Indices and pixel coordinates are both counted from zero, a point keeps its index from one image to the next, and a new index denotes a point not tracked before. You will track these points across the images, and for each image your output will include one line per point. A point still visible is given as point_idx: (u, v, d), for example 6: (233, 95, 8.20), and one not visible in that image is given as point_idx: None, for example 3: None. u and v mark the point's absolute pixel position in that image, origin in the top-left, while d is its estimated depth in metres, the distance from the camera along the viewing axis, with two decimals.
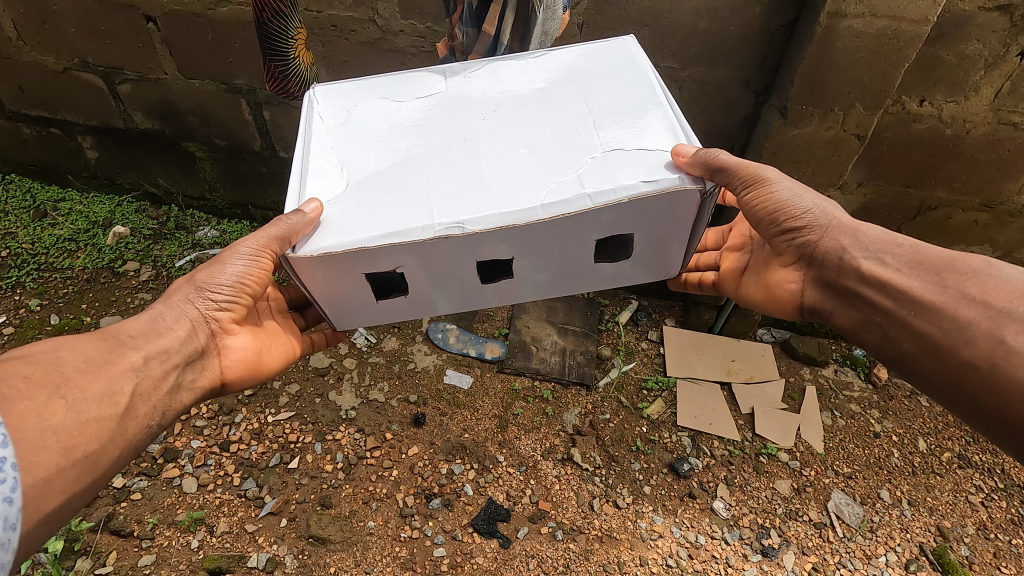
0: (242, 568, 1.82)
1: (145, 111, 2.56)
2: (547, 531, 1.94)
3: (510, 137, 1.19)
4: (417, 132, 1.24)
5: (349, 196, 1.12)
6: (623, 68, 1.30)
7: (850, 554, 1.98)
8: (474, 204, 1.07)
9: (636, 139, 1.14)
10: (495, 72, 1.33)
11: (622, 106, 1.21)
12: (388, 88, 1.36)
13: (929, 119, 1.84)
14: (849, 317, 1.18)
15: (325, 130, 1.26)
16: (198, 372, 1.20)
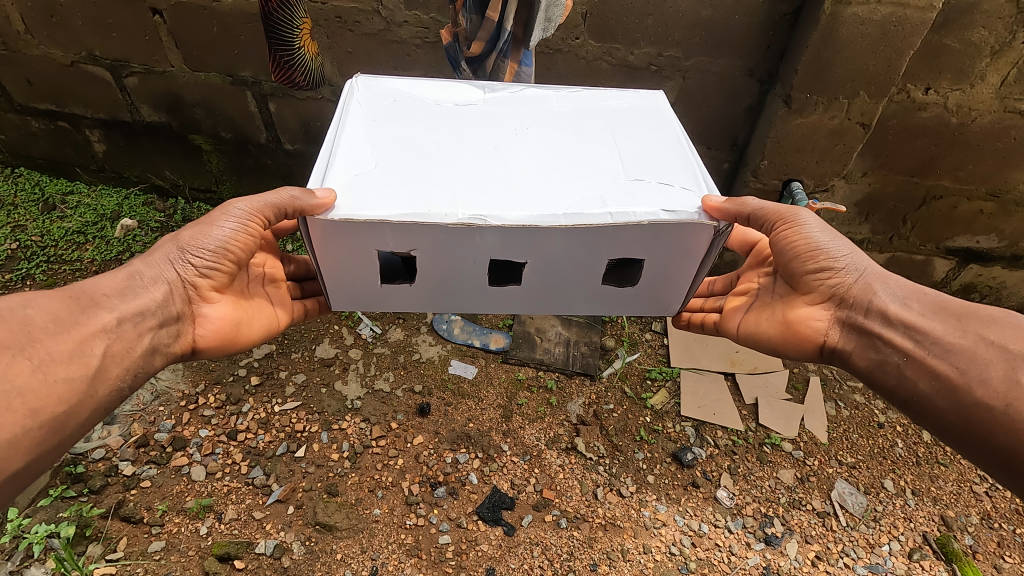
0: (250, 555, 1.84)
1: (153, 104, 2.58)
2: (551, 519, 1.96)
3: (538, 151, 1.21)
4: (448, 133, 1.25)
5: (375, 176, 1.12)
6: (650, 114, 1.34)
7: (853, 543, 1.98)
8: (497, 201, 1.08)
9: (659, 174, 1.15)
10: (529, 101, 1.38)
11: (647, 142, 1.24)
12: (427, 89, 1.38)
13: (935, 107, 1.83)
14: (868, 358, 1.16)
15: (359, 113, 1.27)
16: (173, 338, 1.21)
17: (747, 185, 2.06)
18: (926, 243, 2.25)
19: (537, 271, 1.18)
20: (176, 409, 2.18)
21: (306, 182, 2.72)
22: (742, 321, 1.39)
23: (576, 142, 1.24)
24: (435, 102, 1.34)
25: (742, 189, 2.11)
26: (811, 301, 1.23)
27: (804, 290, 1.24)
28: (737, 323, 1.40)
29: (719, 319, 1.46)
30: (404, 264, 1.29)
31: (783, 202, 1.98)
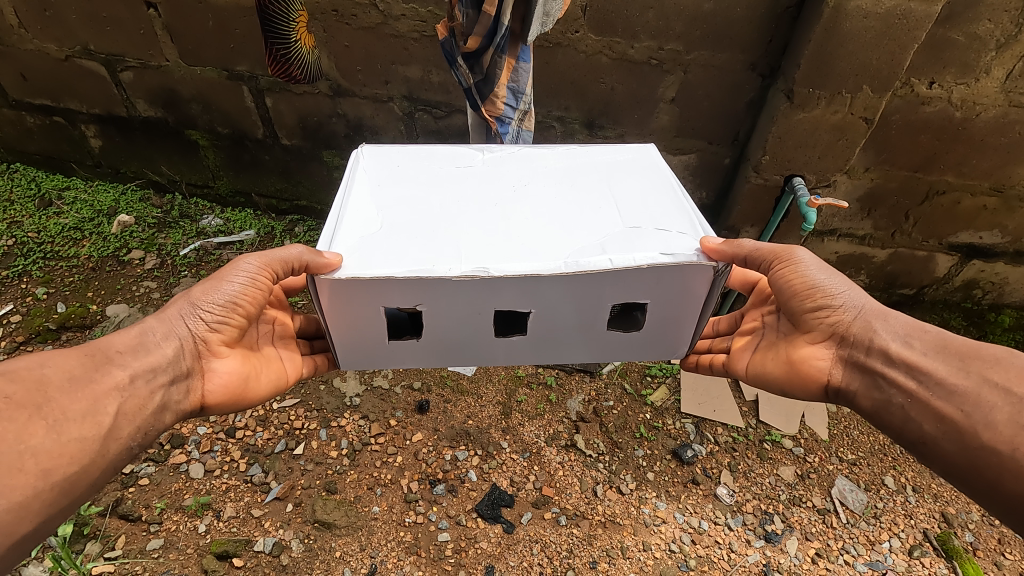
0: (249, 553, 1.83)
1: (148, 99, 2.55)
2: (550, 516, 1.96)
3: (541, 207, 1.20)
4: (451, 193, 1.25)
5: (380, 237, 1.11)
6: (644, 164, 1.34)
7: (853, 539, 1.97)
8: (503, 255, 1.06)
9: (657, 220, 1.14)
10: (528, 159, 1.37)
11: (644, 191, 1.23)
12: (427, 153, 1.39)
13: (939, 102, 1.81)
14: (873, 398, 1.14)
15: (364, 179, 1.27)
16: (183, 394, 1.19)
17: (748, 180, 2.04)
18: (929, 239, 2.23)
19: (543, 320, 1.16)
20: None
21: (304, 178, 2.70)
22: (750, 362, 1.37)
23: (575, 199, 1.23)
24: (436, 163, 1.34)
25: (744, 185, 2.08)
26: (813, 340, 1.23)
27: (804, 329, 1.23)
28: (744, 364, 1.38)
29: (725, 360, 1.44)
30: (410, 319, 1.29)
31: (786, 199, 1.93)
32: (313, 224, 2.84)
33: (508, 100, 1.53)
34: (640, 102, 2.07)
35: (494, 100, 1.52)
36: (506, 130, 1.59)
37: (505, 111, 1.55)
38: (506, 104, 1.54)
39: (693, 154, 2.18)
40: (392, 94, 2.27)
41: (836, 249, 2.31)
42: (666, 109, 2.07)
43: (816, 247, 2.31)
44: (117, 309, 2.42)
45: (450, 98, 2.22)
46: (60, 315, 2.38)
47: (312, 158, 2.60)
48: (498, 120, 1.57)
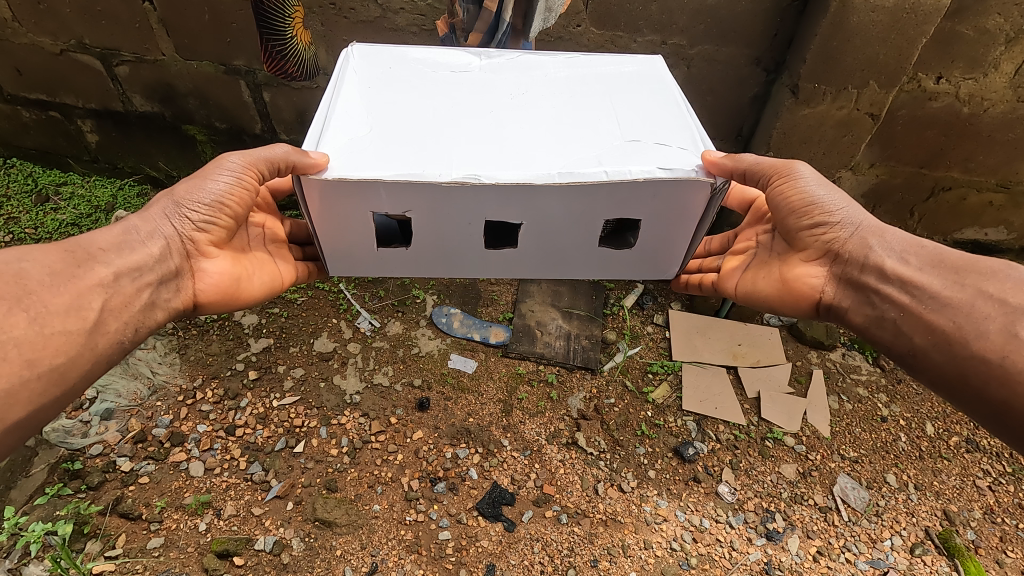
0: (250, 551, 1.83)
1: (145, 94, 2.52)
2: (552, 515, 1.95)
3: (537, 117, 1.17)
4: (445, 99, 1.20)
5: (370, 141, 1.08)
6: (649, 79, 1.29)
7: (855, 537, 1.97)
8: (495, 162, 1.05)
9: (656, 135, 1.11)
10: (527, 68, 1.31)
11: (645, 106, 1.20)
12: (421, 56, 1.32)
13: (946, 97, 1.78)
14: (865, 314, 1.13)
15: (355, 82, 1.22)
16: (173, 293, 1.18)
17: None
18: (933, 236, 2.21)
19: (531, 231, 1.16)
20: (174, 404, 2.16)
21: None
22: (739, 282, 1.37)
23: (572, 110, 1.19)
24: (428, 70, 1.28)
25: None
26: (808, 258, 1.21)
27: (799, 246, 1.21)
28: (734, 283, 1.38)
29: (716, 279, 1.44)
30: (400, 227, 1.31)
31: None
32: None
33: None
34: None
35: None
36: None
37: None
38: None
39: None
40: None
41: None
42: None
43: None
44: None
45: None
46: None
47: None
48: None
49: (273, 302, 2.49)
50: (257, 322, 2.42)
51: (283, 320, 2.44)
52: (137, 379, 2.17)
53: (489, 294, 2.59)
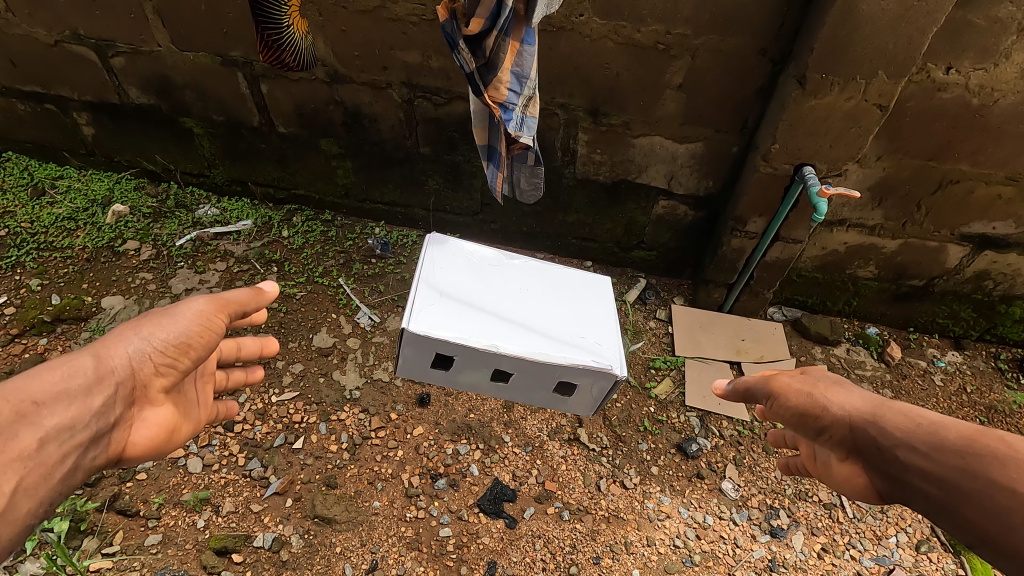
0: (249, 548, 1.81)
1: (141, 86, 2.49)
2: (554, 512, 1.93)
3: (540, 315, 1.49)
4: (493, 283, 1.55)
5: (444, 317, 1.40)
6: (592, 294, 1.60)
7: (860, 534, 1.95)
8: (514, 336, 1.41)
9: (597, 345, 1.44)
10: (526, 267, 1.63)
11: (589, 316, 1.53)
12: (468, 257, 1.59)
13: (955, 88, 1.75)
14: (890, 485, 0.95)
15: (429, 275, 1.51)
16: (100, 450, 1.08)
17: (757, 169, 1.98)
18: (940, 229, 2.18)
19: (517, 376, 1.47)
20: None
21: (301, 167, 2.66)
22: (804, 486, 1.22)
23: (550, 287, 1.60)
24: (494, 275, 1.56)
25: (752, 174, 2.03)
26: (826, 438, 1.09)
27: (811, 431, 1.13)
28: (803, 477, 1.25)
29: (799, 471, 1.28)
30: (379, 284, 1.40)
31: (796, 187, 1.94)
32: (311, 214, 2.81)
33: (513, 85, 1.48)
34: (646, 88, 2.01)
35: (497, 86, 1.47)
36: (509, 117, 1.53)
37: (509, 97, 1.50)
38: (510, 90, 1.49)
39: (700, 142, 2.13)
40: (390, 81, 2.21)
41: (845, 238, 2.28)
42: (673, 96, 2.01)
43: (825, 237, 2.30)
44: (113, 301, 2.38)
45: (450, 84, 2.17)
46: (55, 308, 2.33)
47: (309, 146, 2.55)
48: (502, 107, 1.51)
49: (272, 298, 2.46)
50: (256, 318, 2.39)
51: (282, 315, 2.41)
52: None
53: None
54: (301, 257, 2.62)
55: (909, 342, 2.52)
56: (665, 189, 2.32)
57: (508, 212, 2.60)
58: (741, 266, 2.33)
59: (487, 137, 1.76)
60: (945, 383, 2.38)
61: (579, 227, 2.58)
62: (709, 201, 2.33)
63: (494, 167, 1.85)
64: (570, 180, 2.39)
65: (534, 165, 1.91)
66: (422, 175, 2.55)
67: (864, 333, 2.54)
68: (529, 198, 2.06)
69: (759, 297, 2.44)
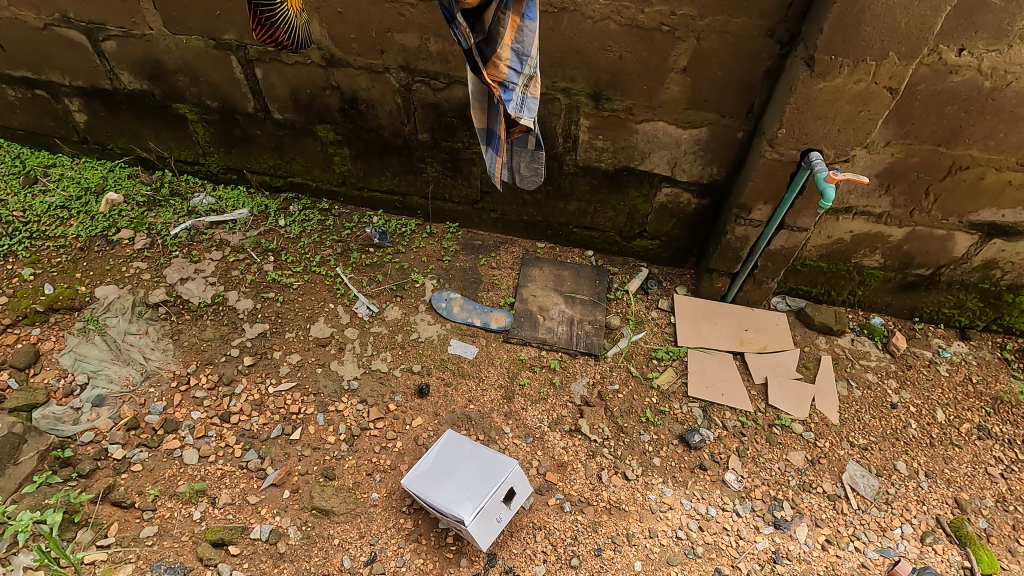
0: (245, 540, 1.78)
1: (133, 71, 2.44)
2: (555, 503, 1.91)
3: (468, 485, 1.70)
4: (461, 469, 1.76)
5: (417, 477, 1.74)
6: (495, 471, 1.72)
7: (864, 526, 1.92)
8: (442, 490, 1.69)
9: (473, 503, 1.63)
10: (480, 456, 1.79)
11: (485, 484, 1.69)
12: (459, 450, 1.83)
13: (968, 70, 1.71)
14: None
15: (430, 450, 1.83)
16: None
17: (762, 155, 1.94)
18: (948, 217, 2.14)
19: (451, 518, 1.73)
20: (168, 390, 2.10)
21: (298, 154, 2.62)
22: None
23: (481, 468, 1.75)
24: (454, 452, 1.82)
25: (758, 160, 1.98)
26: None
27: None
28: None
29: None
30: None
31: (801, 174, 1.90)
32: (308, 202, 2.78)
33: (513, 63, 1.48)
34: (649, 72, 1.96)
35: (497, 63, 1.46)
36: (509, 97, 1.51)
37: (509, 76, 1.49)
38: (509, 68, 1.48)
39: (704, 128, 2.08)
40: (387, 64, 2.16)
41: (851, 227, 2.25)
42: (677, 79, 1.96)
43: (831, 226, 2.26)
44: (107, 290, 2.35)
45: (449, 68, 2.12)
46: (48, 297, 2.30)
47: (306, 133, 2.51)
48: (501, 86, 1.50)
49: (268, 288, 2.43)
50: (252, 308, 2.35)
51: (278, 305, 2.37)
52: (129, 365, 2.13)
53: (490, 278, 2.54)
54: (298, 246, 2.59)
55: (914, 332, 2.49)
56: (668, 176, 2.28)
57: (508, 201, 2.56)
58: (744, 255, 2.29)
59: (486, 120, 1.72)
60: (951, 373, 2.35)
61: (580, 215, 2.54)
62: (712, 188, 2.28)
63: (492, 152, 1.80)
64: (571, 167, 2.35)
65: (535, 150, 1.88)
66: (421, 163, 2.50)
67: (869, 323, 2.51)
68: (529, 184, 2.03)
69: (763, 286, 2.40)
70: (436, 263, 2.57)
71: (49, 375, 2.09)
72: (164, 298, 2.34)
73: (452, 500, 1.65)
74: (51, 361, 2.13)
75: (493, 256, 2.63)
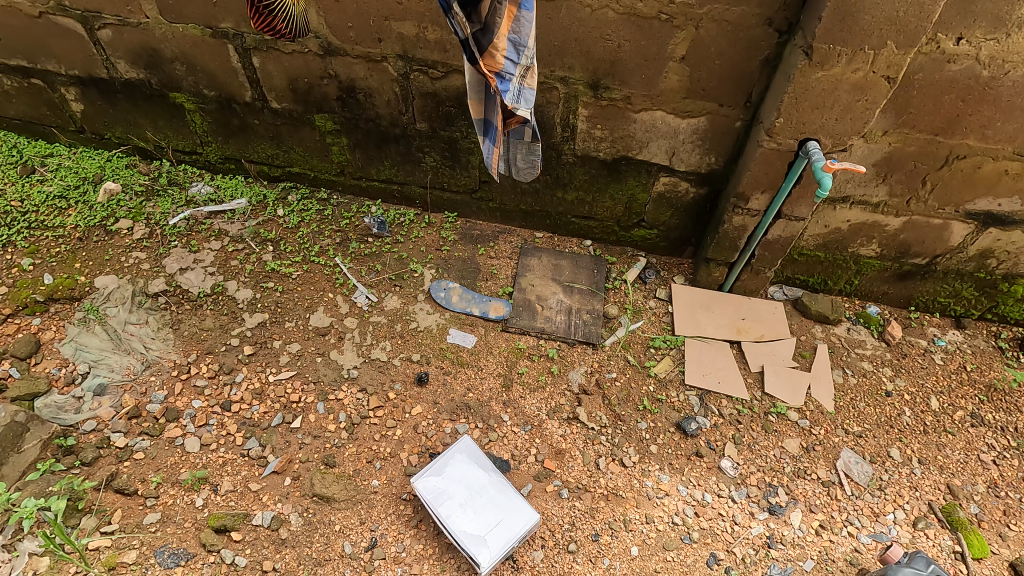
0: (248, 526, 1.80)
1: (129, 60, 2.43)
2: (553, 489, 1.94)
3: (483, 519, 1.75)
4: (478, 496, 1.80)
5: (434, 493, 1.78)
6: (513, 516, 1.76)
7: (858, 511, 1.95)
8: (458, 517, 1.74)
9: (486, 546, 1.70)
10: (498, 486, 1.83)
11: (501, 527, 1.74)
12: (477, 470, 1.86)
13: (966, 59, 1.71)
14: None
15: (449, 462, 1.86)
16: None
17: (760, 144, 1.94)
18: (945, 206, 2.15)
19: None
20: (168, 379, 2.12)
21: (295, 143, 2.61)
22: None
23: (499, 503, 1.79)
24: (476, 475, 1.84)
25: (756, 149, 1.99)
26: None
27: None
28: None
29: None
30: None
31: (800, 162, 1.90)
32: (306, 191, 2.78)
33: (509, 53, 1.48)
34: (648, 60, 1.96)
35: (494, 53, 1.47)
36: (506, 88, 1.52)
37: (506, 66, 1.50)
38: (506, 58, 1.48)
39: (702, 117, 2.08)
40: (385, 53, 2.15)
41: (848, 216, 2.26)
42: (676, 68, 1.96)
43: (828, 215, 2.27)
44: (106, 280, 2.35)
45: (447, 57, 2.11)
46: (48, 287, 2.30)
47: (304, 122, 2.50)
48: (498, 77, 1.51)
49: (268, 277, 2.43)
50: (251, 298, 2.36)
51: (277, 295, 2.38)
52: (130, 355, 2.15)
53: (489, 268, 2.55)
54: (297, 235, 2.59)
55: (909, 320, 2.51)
56: (666, 165, 2.28)
57: (506, 190, 2.56)
58: (742, 245, 2.30)
59: (483, 111, 1.72)
60: (945, 361, 2.37)
61: (579, 205, 2.54)
62: (710, 178, 2.29)
63: (489, 143, 1.81)
64: (570, 156, 2.35)
65: (531, 142, 1.89)
66: (419, 152, 2.50)
67: (865, 312, 2.52)
68: (525, 176, 2.04)
69: (760, 276, 2.41)
70: (434, 253, 2.58)
71: (51, 364, 2.10)
72: (164, 288, 2.34)
73: (467, 535, 1.71)
74: (52, 351, 2.14)
75: (492, 246, 2.64)
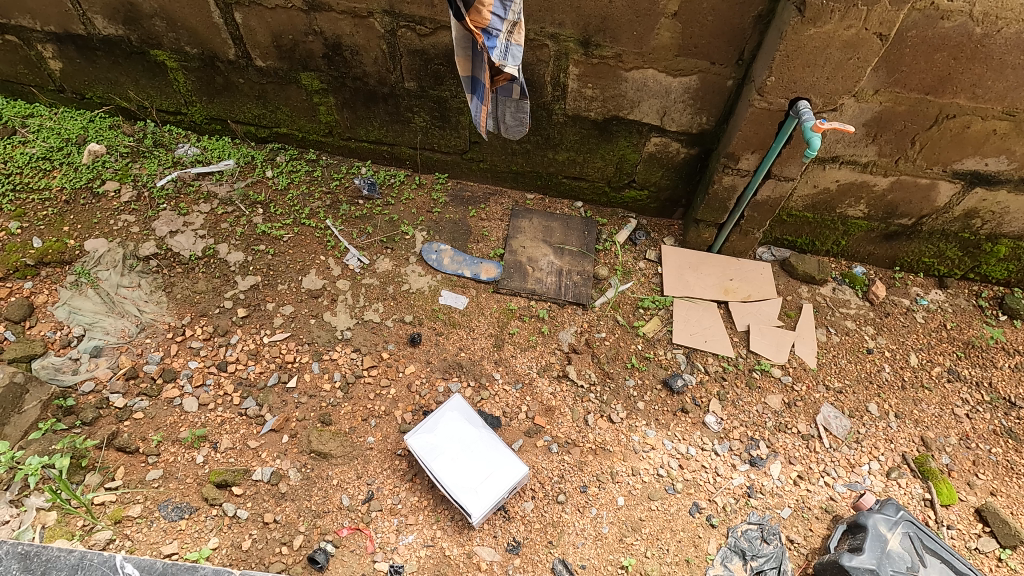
0: (248, 481, 1.86)
1: (106, 15, 2.35)
2: (543, 445, 2.01)
3: (475, 474, 1.81)
4: (470, 453, 1.86)
5: (427, 448, 1.84)
6: (504, 469, 1.83)
7: (835, 463, 2.04)
8: (451, 473, 1.81)
9: (477, 498, 1.76)
10: (488, 443, 1.88)
11: (492, 481, 1.80)
12: (467, 427, 1.91)
13: (959, 16, 1.69)
14: None
15: (441, 419, 1.91)
16: None
17: (751, 104, 1.93)
18: (933, 166, 2.15)
19: None
20: (164, 341, 2.14)
21: (282, 103, 2.57)
22: None
23: (489, 460, 1.85)
24: (467, 432, 1.90)
25: (746, 109, 1.98)
26: None
27: None
28: None
29: None
30: None
31: (789, 122, 1.89)
32: (294, 152, 2.75)
33: (496, 9, 1.47)
34: (640, 17, 1.92)
35: (479, 9, 1.47)
36: (493, 44, 1.52)
37: (492, 22, 1.49)
38: (492, 14, 1.48)
39: (694, 76, 2.06)
40: (371, 9, 2.09)
41: (837, 176, 2.27)
42: (667, 25, 1.92)
43: (817, 174, 2.28)
44: (96, 243, 2.34)
45: (433, 12, 2.05)
46: (37, 250, 2.29)
47: (289, 81, 2.45)
48: (485, 33, 1.51)
49: (259, 240, 2.43)
50: (243, 260, 2.37)
51: (268, 257, 2.39)
52: (124, 318, 2.16)
53: (479, 229, 2.56)
54: (286, 198, 2.58)
55: (893, 280, 2.56)
56: (657, 126, 2.27)
57: (497, 150, 2.54)
58: (731, 206, 2.32)
59: (470, 68, 1.70)
60: (927, 319, 2.43)
61: (569, 165, 2.54)
62: (701, 138, 2.28)
63: (477, 101, 1.80)
64: (560, 116, 2.33)
65: (519, 99, 1.87)
66: (408, 112, 2.47)
67: (851, 272, 2.56)
68: (513, 133, 2.03)
69: (748, 236, 2.44)
70: (425, 215, 2.58)
71: (45, 327, 2.12)
72: (155, 251, 2.34)
73: (459, 489, 1.77)
74: (47, 314, 2.15)
75: (483, 208, 2.64)
